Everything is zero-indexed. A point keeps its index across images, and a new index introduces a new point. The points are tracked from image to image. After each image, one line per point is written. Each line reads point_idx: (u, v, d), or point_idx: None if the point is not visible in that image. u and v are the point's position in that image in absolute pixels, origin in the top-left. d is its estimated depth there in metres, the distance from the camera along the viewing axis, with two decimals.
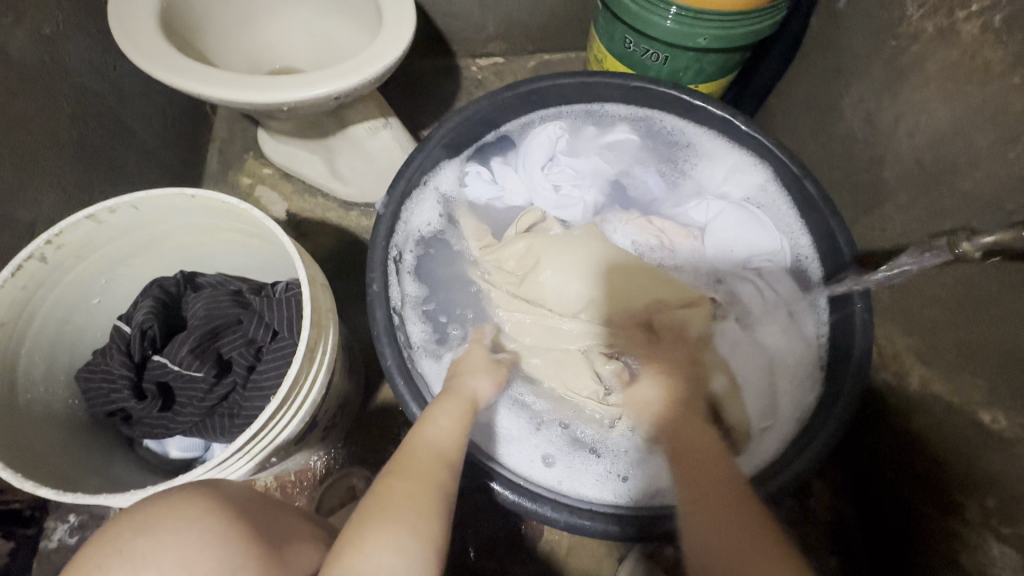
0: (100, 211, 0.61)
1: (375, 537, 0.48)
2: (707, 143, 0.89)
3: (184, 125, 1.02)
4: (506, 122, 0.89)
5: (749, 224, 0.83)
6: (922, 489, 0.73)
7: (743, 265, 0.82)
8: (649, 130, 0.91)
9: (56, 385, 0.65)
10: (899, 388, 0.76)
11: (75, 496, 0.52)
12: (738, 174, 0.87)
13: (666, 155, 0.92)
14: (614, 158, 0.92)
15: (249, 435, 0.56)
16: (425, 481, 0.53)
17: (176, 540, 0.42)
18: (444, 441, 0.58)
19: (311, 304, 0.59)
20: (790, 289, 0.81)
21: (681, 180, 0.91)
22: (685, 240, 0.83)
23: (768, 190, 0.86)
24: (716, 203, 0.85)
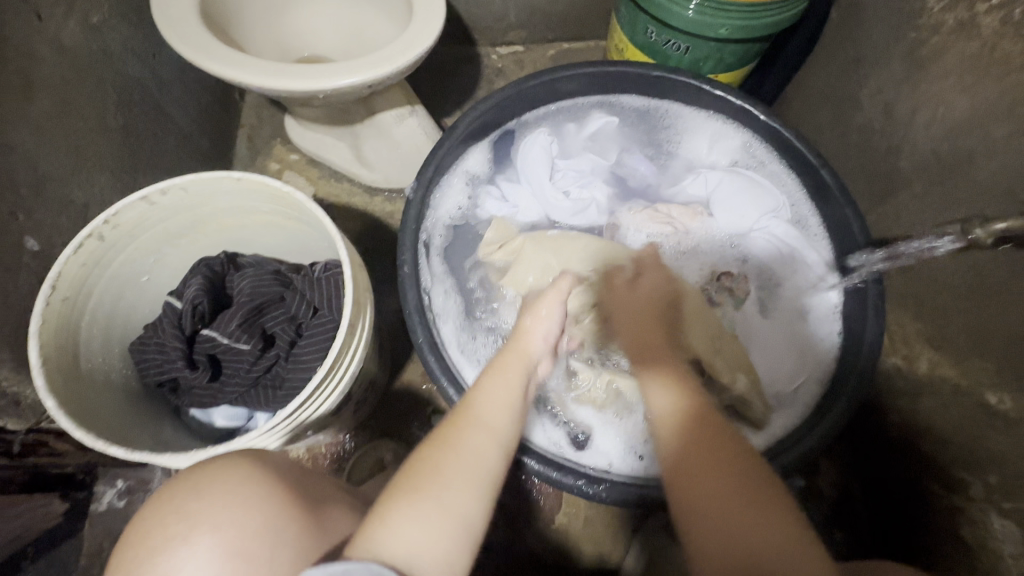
0: (154, 192, 0.65)
1: (398, 511, 0.49)
2: (688, 115, 0.92)
3: (216, 111, 1.06)
4: (505, 124, 0.90)
5: (748, 190, 0.87)
6: (929, 467, 0.76)
7: (752, 226, 0.86)
8: (629, 115, 0.94)
9: (112, 355, 0.69)
10: (908, 372, 0.79)
11: (139, 456, 0.56)
12: (721, 140, 0.91)
13: (649, 137, 0.95)
14: (601, 151, 0.94)
15: (299, 402, 0.60)
16: (473, 458, 0.54)
17: (225, 500, 0.45)
18: (497, 416, 0.58)
19: (353, 283, 0.63)
20: (806, 246, 0.85)
21: (669, 160, 0.95)
22: (694, 218, 0.86)
23: (752, 148, 0.90)
24: (715, 175, 0.89)
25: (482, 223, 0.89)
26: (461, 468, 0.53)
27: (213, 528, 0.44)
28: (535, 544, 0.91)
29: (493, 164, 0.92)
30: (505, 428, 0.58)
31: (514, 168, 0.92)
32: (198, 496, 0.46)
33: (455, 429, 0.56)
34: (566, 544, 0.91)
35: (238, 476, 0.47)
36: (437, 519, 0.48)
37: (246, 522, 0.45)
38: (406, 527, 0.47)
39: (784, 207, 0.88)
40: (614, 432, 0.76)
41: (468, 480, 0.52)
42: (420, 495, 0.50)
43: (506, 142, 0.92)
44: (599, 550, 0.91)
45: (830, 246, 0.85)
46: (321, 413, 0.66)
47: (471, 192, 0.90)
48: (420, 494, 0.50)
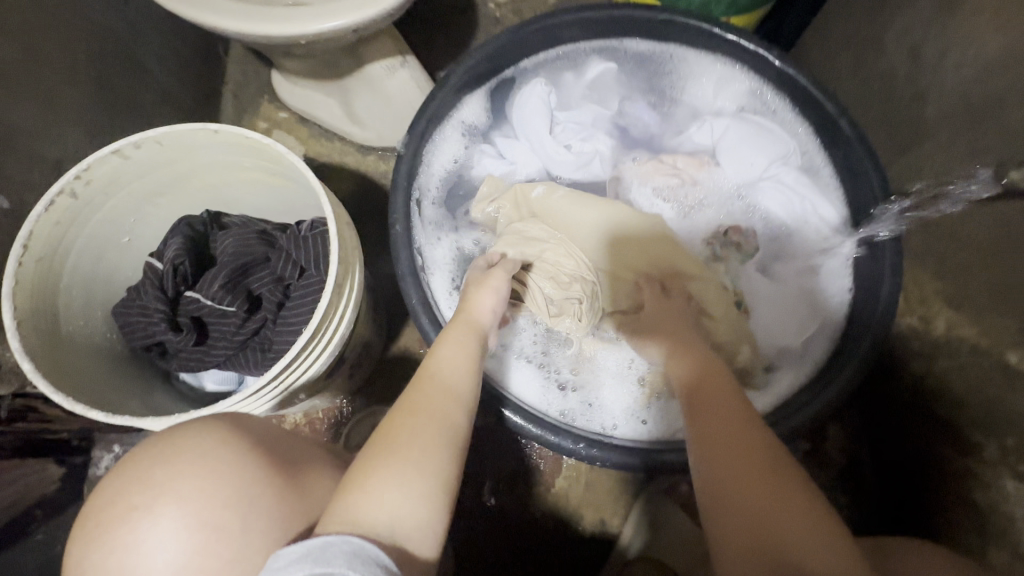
0: (127, 145, 0.60)
1: (378, 474, 0.48)
2: (692, 59, 0.86)
3: (199, 65, 1.00)
4: (501, 72, 0.84)
5: (757, 136, 0.82)
6: (941, 430, 0.74)
7: (761, 175, 0.81)
8: (628, 61, 0.88)
9: (96, 319, 0.67)
10: (924, 332, 0.76)
11: (121, 420, 0.54)
12: (727, 85, 0.86)
13: (651, 84, 0.89)
14: (601, 101, 0.89)
15: (285, 363, 0.58)
16: (439, 419, 0.54)
17: (193, 468, 0.43)
18: (455, 377, 0.58)
19: (338, 241, 0.60)
20: (818, 197, 0.80)
21: (673, 107, 0.89)
22: (700, 169, 0.82)
23: (760, 93, 0.84)
24: (722, 122, 0.84)
25: (477, 179, 0.85)
26: (428, 428, 0.52)
27: (179, 496, 0.42)
28: (535, 508, 0.90)
29: (490, 114, 0.86)
30: (464, 386, 0.58)
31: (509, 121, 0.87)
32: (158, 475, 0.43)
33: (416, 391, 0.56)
34: (567, 507, 0.90)
35: (204, 451, 0.44)
36: (415, 479, 0.49)
37: (215, 492, 0.43)
38: (382, 491, 0.47)
39: (796, 157, 0.82)
40: (612, 394, 0.74)
41: (436, 438, 0.52)
42: (389, 457, 0.49)
43: (502, 92, 0.86)
44: (601, 513, 0.90)
45: (843, 195, 0.80)
46: (310, 376, 0.64)
47: (468, 144, 0.85)
48: (391, 456, 0.49)
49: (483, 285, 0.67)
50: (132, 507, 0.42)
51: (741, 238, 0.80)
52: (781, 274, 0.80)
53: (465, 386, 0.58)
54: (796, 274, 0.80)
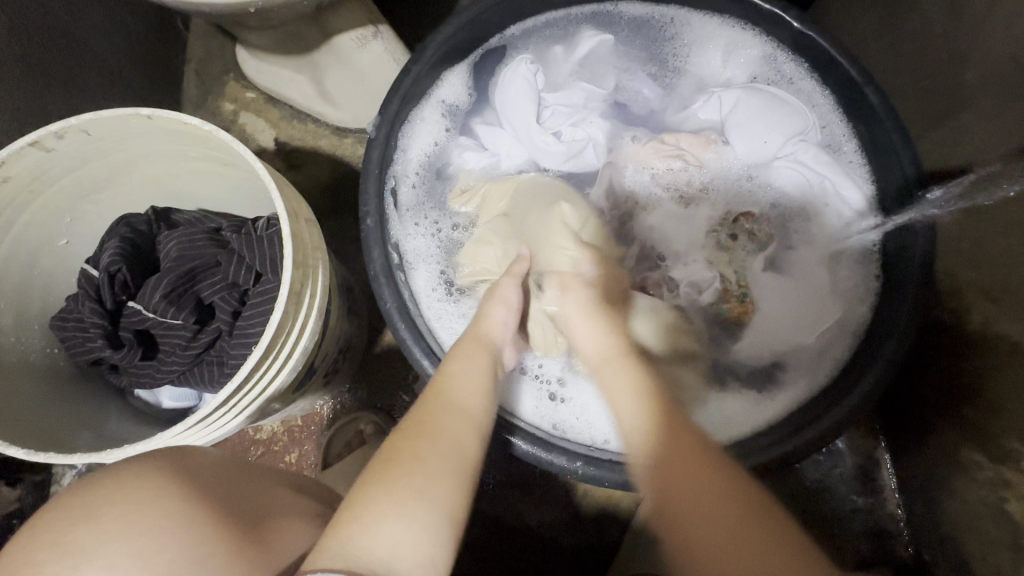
0: (45, 137, 0.52)
1: (378, 504, 0.42)
2: (697, 24, 0.76)
3: (151, 41, 0.91)
4: (480, 49, 0.75)
5: (769, 109, 0.73)
6: (970, 434, 0.67)
7: (775, 153, 0.72)
8: (624, 28, 0.79)
9: (31, 333, 0.60)
10: (957, 327, 0.68)
11: (48, 456, 0.47)
12: (736, 52, 0.76)
13: (651, 53, 0.79)
14: (594, 78, 0.79)
15: (234, 386, 0.50)
16: (451, 443, 0.48)
17: (147, 506, 0.41)
18: (468, 398, 0.52)
19: (292, 242, 0.52)
20: (841, 178, 0.71)
21: (676, 80, 0.79)
22: (706, 148, 0.73)
23: (775, 59, 0.75)
24: (731, 94, 0.74)
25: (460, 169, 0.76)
26: (437, 454, 0.46)
27: (129, 530, 0.40)
28: (530, 515, 0.85)
29: (474, 94, 0.77)
30: (478, 409, 0.52)
31: (492, 108, 0.78)
32: (91, 526, 0.40)
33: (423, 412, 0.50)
34: (566, 514, 0.85)
35: (142, 498, 0.42)
36: (421, 514, 0.43)
37: (167, 535, 0.40)
38: (381, 526, 0.41)
39: (816, 132, 0.73)
40: None
41: (445, 466, 0.46)
42: (391, 486, 0.43)
43: (485, 72, 0.77)
44: (600, 521, 0.85)
45: (869, 172, 0.71)
46: (271, 394, 0.57)
47: (450, 127, 0.76)
48: (395, 485, 0.43)
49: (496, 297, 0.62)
50: (57, 561, 0.39)
51: (753, 225, 0.72)
52: (802, 268, 0.71)
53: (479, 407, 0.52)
54: (818, 266, 0.71)
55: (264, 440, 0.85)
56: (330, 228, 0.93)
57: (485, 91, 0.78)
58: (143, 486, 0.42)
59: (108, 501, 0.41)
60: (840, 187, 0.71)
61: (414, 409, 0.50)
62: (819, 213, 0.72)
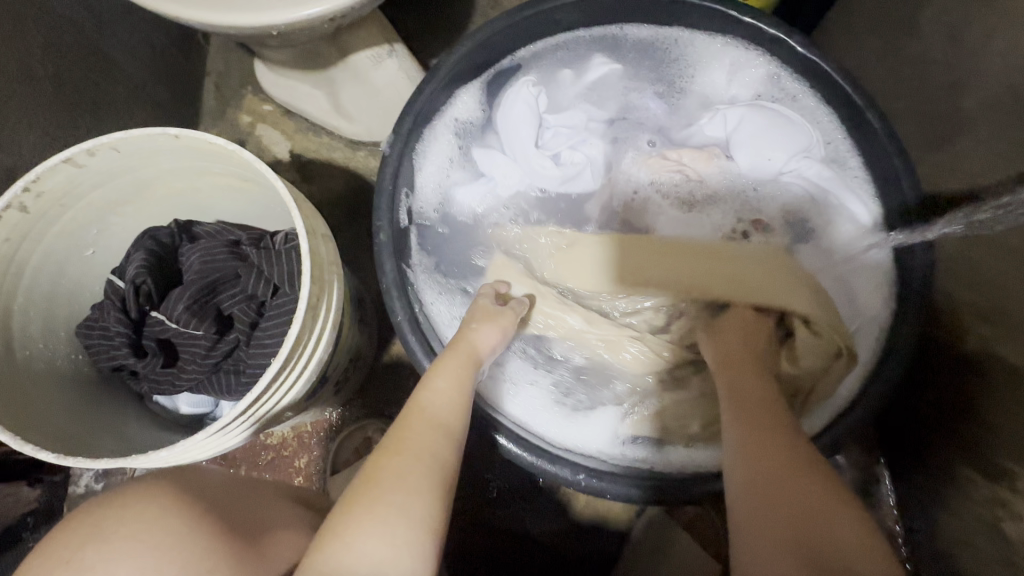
0: (78, 154, 0.55)
1: (360, 522, 0.45)
2: (702, 43, 0.78)
3: (174, 56, 0.94)
4: (485, 75, 0.78)
5: (773, 128, 0.74)
6: (967, 453, 0.68)
7: (780, 169, 0.73)
8: (630, 50, 0.81)
9: (57, 340, 0.62)
10: (955, 347, 0.69)
11: (75, 461, 0.49)
12: (740, 72, 0.78)
13: (657, 72, 0.81)
14: (599, 100, 0.81)
15: (253, 398, 0.52)
16: (420, 458, 0.51)
17: (152, 519, 0.44)
18: (441, 409, 0.55)
19: (310, 259, 0.55)
20: (846, 197, 0.72)
21: (683, 98, 0.81)
22: (708, 163, 0.74)
23: (778, 79, 0.76)
24: (735, 112, 0.75)
25: (471, 189, 0.77)
26: (406, 471, 0.49)
27: (134, 548, 0.42)
28: (532, 525, 0.86)
29: (486, 111, 0.79)
30: (456, 423, 0.55)
31: (494, 132, 0.79)
32: (100, 543, 0.43)
33: (402, 429, 0.53)
34: (567, 524, 0.86)
35: (150, 514, 0.45)
36: (397, 525, 0.46)
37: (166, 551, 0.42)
38: (365, 539, 0.45)
39: (818, 151, 0.74)
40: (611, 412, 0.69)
41: (415, 479, 0.49)
42: (371, 502, 0.47)
43: (494, 94, 0.79)
44: (602, 532, 0.86)
45: (874, 189, 0.72)
46: (285, 404, 0.59)
47: (463, 143, 0.78)
48: (376, 503, 0.47)
49: (489, 319, 0.64)
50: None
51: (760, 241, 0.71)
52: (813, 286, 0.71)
53: (453, 417, 0.55)
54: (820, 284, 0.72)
55: (274, 445, 0.87)
56: (342, 239, 0.96)
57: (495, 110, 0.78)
58: (154, 502, 0.45)
59: (116, 519, 0.44)
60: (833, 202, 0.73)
61: (396, 426, 0.54)
62: (827, 230, 0.73)
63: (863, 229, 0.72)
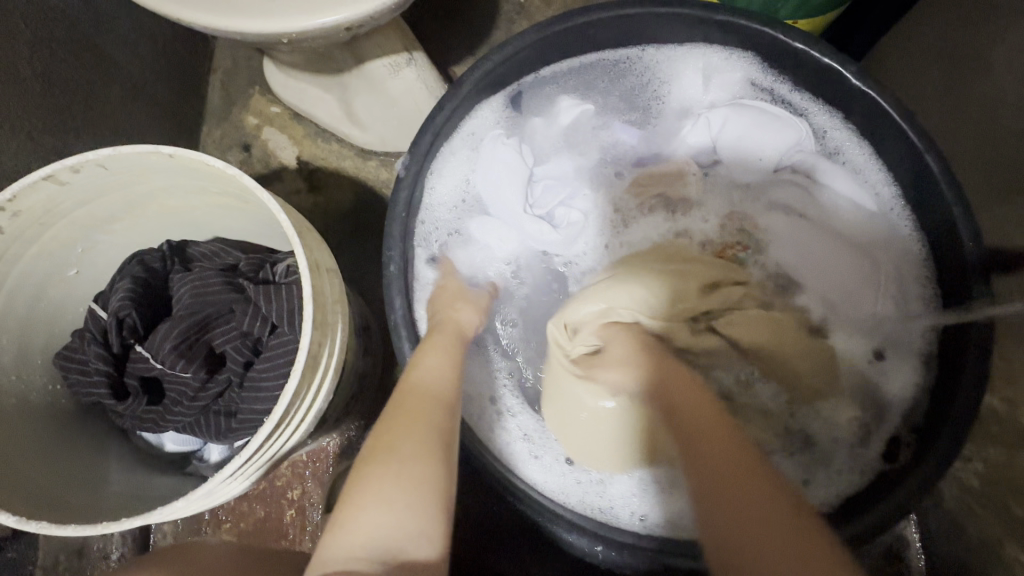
0: (59, 171, 0.49)
1: (365, 488, 0.44)
2: (671, 55, 0.73)
3: (178, 52, 0.88)
4: (490, 100, 0.70)
5: (760, 125, 0.69)
6: (1021, 534, 0.62)
7: (774, 169, 0.71)
8: (601, 79, 0.75)
9: (34, 369, 0.57)
10: (1012, 418, 0.63)
11: (39, 527, 0.44)
12: (717, 74, 0.73)
13: (625, 93, 0.77)
14: (578, 144, 0.76)
15: (243, 459, 0.47)
16: (424, 423, 0.49)
17: None
18: (433, 378, 0.54)
19: (311, 301, 0.49)
20: (839, 184, 0.69)
21: (658, 107, 0.76)
22: (689, 184, 0.71)
23: (756, 80, 0.72)
24: (717, 113, 0.71)
25: (473, 244, 0.72)
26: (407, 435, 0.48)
27: None
28: None
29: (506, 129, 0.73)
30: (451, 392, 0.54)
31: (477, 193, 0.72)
32: None
33: (398, 402, 0.51)
34: None
35: None
36: (401, 494, 0.44)
37: None
38: (369, 509, 0.43)
39: (798, 152, 0.69)
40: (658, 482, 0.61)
41: (421, 442, 0.48)
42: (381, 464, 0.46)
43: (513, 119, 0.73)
44: None
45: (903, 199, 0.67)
46: (281, 456, 0.54)
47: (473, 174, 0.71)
48: (375, 471, 0.45)
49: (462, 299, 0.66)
50: None
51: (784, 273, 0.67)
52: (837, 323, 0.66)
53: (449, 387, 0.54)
54: (871, 330, 0.66)
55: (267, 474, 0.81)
56: (348, 254, 0.90)
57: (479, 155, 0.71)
58: None
59: None
60: (841, 211, 0.69)
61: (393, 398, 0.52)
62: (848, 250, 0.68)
63: (868, 207, 0.68)
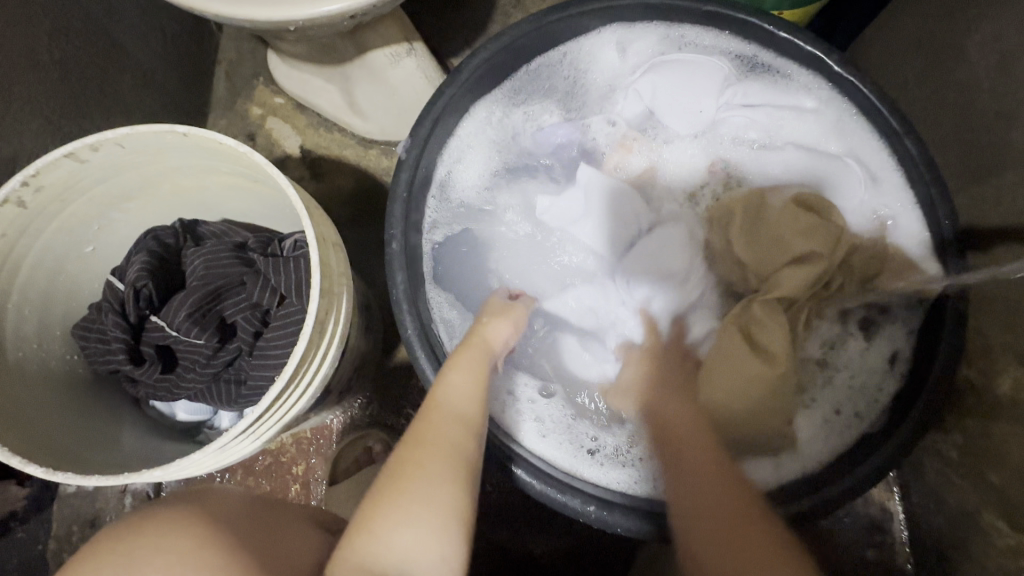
0: (81, 148, 0.52)
1: (388, 518, 0.44)
2: (584, 44, 0.74)
3: (185, 44, 0.91)
4: (468, 124, 0.72)
5: (688, 79, 0.71)
6: (991, 496, 0.65)
7: (716, 114, 0.72)
8: (539, 80, 0.75)
9: (53, 340, 0.60)
10: (985, 389, 0.65)
11: (65, 477, 0.47)
12: (630, 45, 0.74)
13: (556, 91, 0.76)
14: (531, 132, 0.76)
15: (256, 415, 0.49)
16: (458, 447, 0.51)
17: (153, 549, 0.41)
18: (467, 404, 0.54)
19: (320, 270, 0.52)
20: (780, 98, 0.71)
21: (585, 91, 0.77)
22: (627, 152, 0.73)
23: (670, 40, 0.73)
24: (644, 81, 0.72)
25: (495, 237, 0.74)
26: (446, 459, 0.49)
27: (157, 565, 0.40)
28: (533, 544, 0.83)
29: (497, 139, 0.75)
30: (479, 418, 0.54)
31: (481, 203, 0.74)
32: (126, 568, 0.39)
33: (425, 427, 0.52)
34: (572, 547, 0.83)
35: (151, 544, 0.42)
36: (422, 517, 0.45)
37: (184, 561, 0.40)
38: (394, 533, 0.43)
39: (735, 94, 0.71)
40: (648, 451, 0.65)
41: (446, 471, 0.48)
42: (407, 501, 0.46)
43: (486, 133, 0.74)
44: (608, 556, 0.83)
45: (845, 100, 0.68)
46: (288, 419, 0.56)
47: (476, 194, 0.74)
48: (400, 497, 0.46)
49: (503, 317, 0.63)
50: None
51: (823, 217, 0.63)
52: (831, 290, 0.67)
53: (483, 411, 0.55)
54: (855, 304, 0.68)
55: (273, 450, 0.84)
56: (350, 239, 0.93)
57: (472, 150, 0.73)
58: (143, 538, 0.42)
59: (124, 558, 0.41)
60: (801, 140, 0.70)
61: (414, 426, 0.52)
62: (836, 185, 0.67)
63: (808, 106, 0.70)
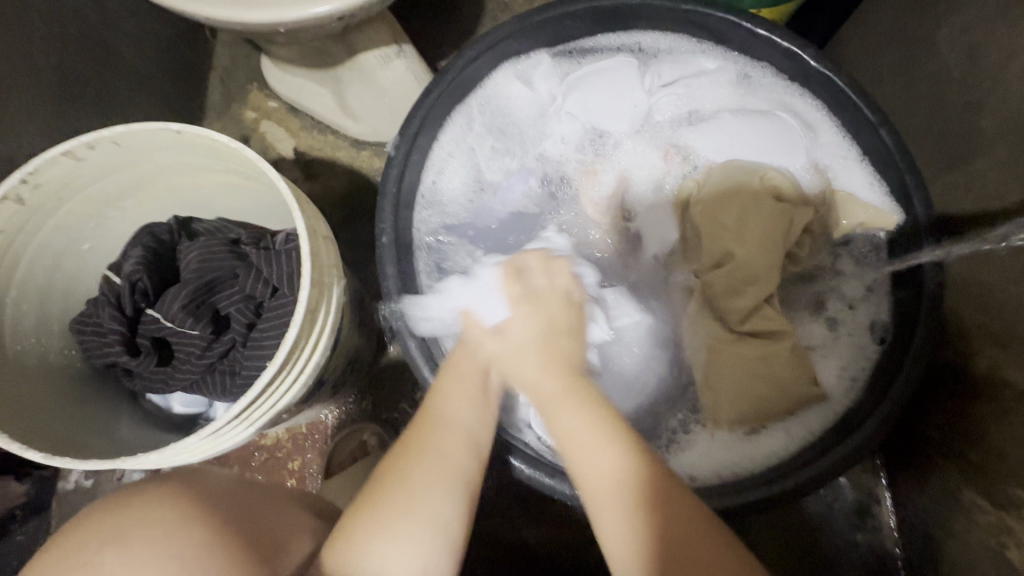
0: (77, 146, 0.54)
1: (369, 530, 0.47)
2: (496, 80, 0.75)
3: (180, 51, 0.93)
4: (434, 149, 0.72)
5: (613, 92, 0.74)
6: (971, 475, 0.66)
7: (648, 102, 0.75)
8: (477, 116, 0.75)
9: (50, 335, 0.61)
10: (964, 370, 0.67)
11: (62, 462, 0.48)
12: (536, 73, 0.76)
13: (495, 122, 0.77)
14: (492, 151, 0.77)
15: (247, 400, 0.51)
16: (441, 458, 0.51)
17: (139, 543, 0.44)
18: (459, 415, 0.54)
19: (310, 261, 0.53)
20: (685, 69, 0.74)
21: (515, 121, 0.78)
22: (589, 176, 0.75)
23: (565, 59, 0.77)
24: (573, 103, 0.75)
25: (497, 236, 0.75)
26: (428, 471, 0.50)
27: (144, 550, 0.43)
28: (528, 537, 0.84)
29: (461, 154, 0.75)
30: (472, 424, 0.54)
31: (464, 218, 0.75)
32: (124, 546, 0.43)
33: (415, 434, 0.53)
34: (565, 538, 0.84)
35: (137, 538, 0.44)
36: (408, 533, 0.47)
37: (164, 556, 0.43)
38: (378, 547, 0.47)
39: (652, 97, 0.75)
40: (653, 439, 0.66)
41: (433, 488, 0.50)
42: (393, 517, 0.48)
43: (446, 157, 0.74)
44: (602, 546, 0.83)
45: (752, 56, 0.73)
46: (281, 408, 0.58)
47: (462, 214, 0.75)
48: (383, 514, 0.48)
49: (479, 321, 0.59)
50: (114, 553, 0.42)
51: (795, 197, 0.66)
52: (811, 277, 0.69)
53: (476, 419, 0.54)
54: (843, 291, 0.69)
55: (269, 445, 0.86)
56: (343, 237, 0.94)
57: (451, 161, 0.74)
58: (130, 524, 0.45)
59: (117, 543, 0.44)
60: (733, 103, 0.74)
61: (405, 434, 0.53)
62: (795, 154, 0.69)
63: (710, 66, 0.74)
